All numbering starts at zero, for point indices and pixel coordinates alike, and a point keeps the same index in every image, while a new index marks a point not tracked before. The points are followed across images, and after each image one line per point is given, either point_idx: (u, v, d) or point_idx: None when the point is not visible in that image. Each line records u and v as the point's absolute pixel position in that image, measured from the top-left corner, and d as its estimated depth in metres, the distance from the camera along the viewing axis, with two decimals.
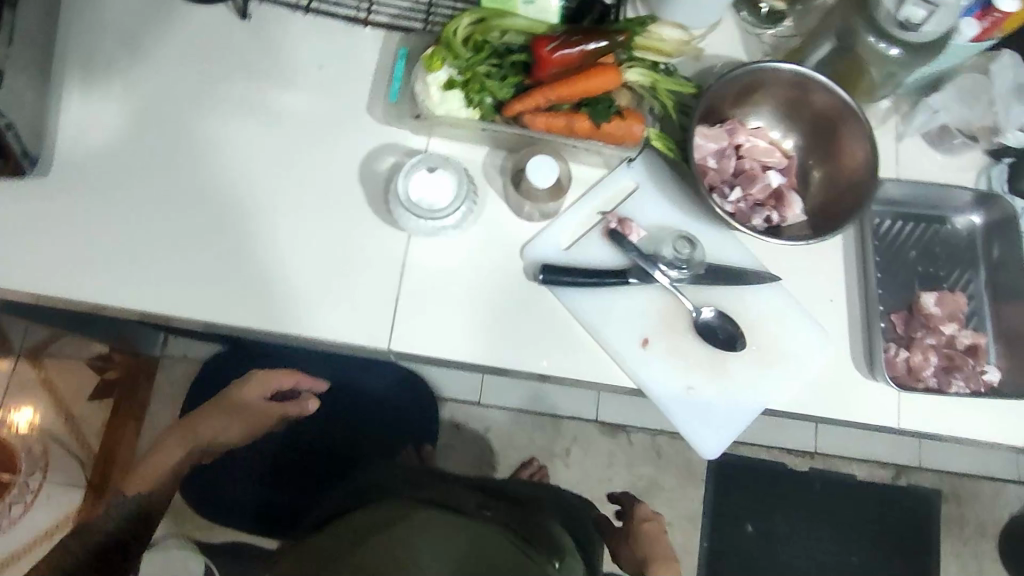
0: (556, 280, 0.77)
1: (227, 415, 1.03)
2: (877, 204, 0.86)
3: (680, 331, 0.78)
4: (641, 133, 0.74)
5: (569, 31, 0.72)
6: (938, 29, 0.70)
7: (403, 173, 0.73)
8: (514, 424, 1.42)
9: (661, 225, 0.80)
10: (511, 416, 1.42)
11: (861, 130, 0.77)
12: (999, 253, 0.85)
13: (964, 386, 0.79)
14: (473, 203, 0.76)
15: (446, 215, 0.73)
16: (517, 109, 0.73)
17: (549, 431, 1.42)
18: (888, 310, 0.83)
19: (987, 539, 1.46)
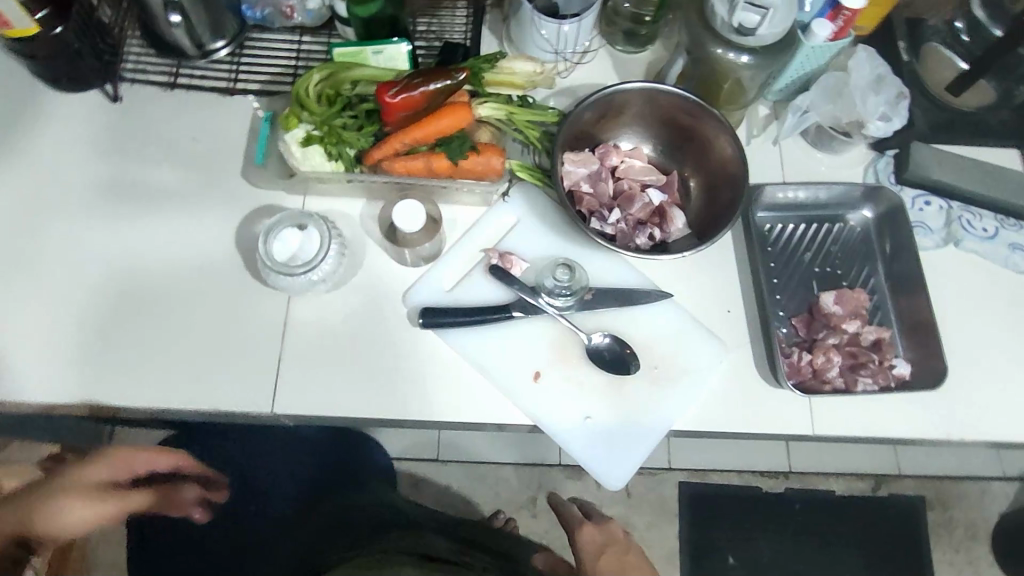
0: (437, 322, 0.75)
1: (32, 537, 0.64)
2: (765, 209, 0.85)
3: (571, 361, 0.76)
4: (501, 165, 0.74)
5: (413, 74, 0.72)
6: (776, 31, 0.70)
7: (266, 233, 0.74)
8: (475, 478, 1.34)
9: (544, 256, 0.79)
10: (473, 467, 1.35)
11: (727, 134, 0.76)
12: (893, 245, 0.83)
13: (872, 383, 0.76)
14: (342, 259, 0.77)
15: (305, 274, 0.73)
16: (376, 157, 0.74)
17: (512, 478, 1.34)
18: (789, 315, 0.81)
19: (980, 542, 1.39)
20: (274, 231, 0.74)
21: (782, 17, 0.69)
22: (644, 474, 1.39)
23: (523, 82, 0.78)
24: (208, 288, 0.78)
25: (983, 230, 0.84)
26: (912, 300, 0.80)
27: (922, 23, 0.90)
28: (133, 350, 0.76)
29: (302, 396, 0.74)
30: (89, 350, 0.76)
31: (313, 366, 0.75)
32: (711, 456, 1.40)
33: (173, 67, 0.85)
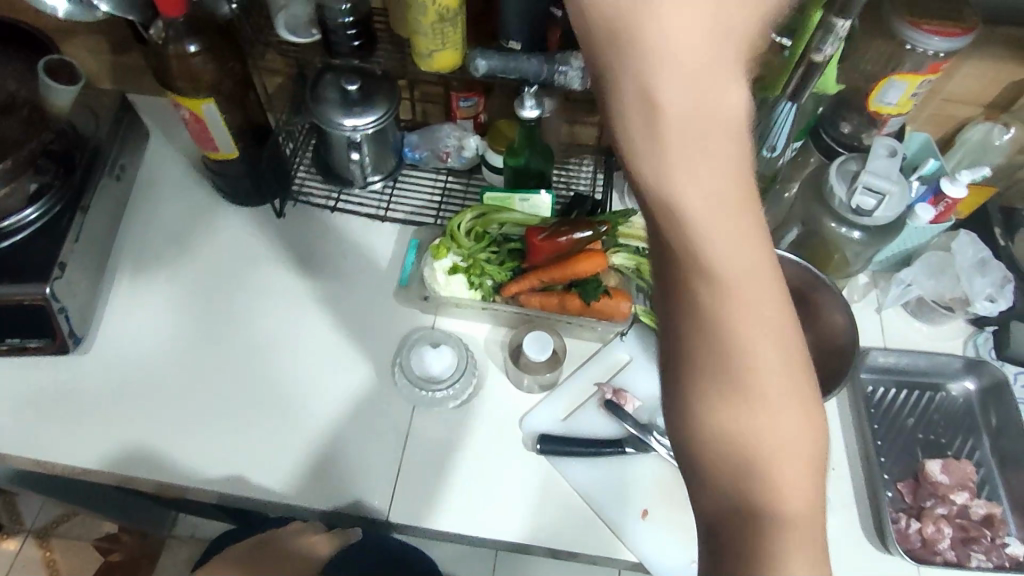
0: (554, 449, 0.79)
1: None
2: (867, 371, 0.88)
3: (678, 502, 0.78)
4: (628, 309, 0.81)
5: (559, 223, 0.81)
6: (888, 215, 0.76)
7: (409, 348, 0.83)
8: None
9: (654, 395, 0.84)
10: None
11: (836, 300, 0.82)
12: (999, 419, 0.85)
13: (985, 560, 0.76)
14: (469, 377, 0.84)
15: (436, 388, 0.81)
16: (514, 289, 0.82)
17: None
18: (894, 479, 0.82)
19: None
20: (415, 346, 0.83)
21: (895, 203, 0.76)
22: None
23: None
24: (339, 394, 0.84)
25: None
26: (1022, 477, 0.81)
27: (1019, 212, 0.95)
28: (267, 441, 0.81)
29: (419, 506, 0.78)
30: (228, 439, 0.82)
31: (431, 478, 0.79)
32: None
33: (333, 194, 0.97)
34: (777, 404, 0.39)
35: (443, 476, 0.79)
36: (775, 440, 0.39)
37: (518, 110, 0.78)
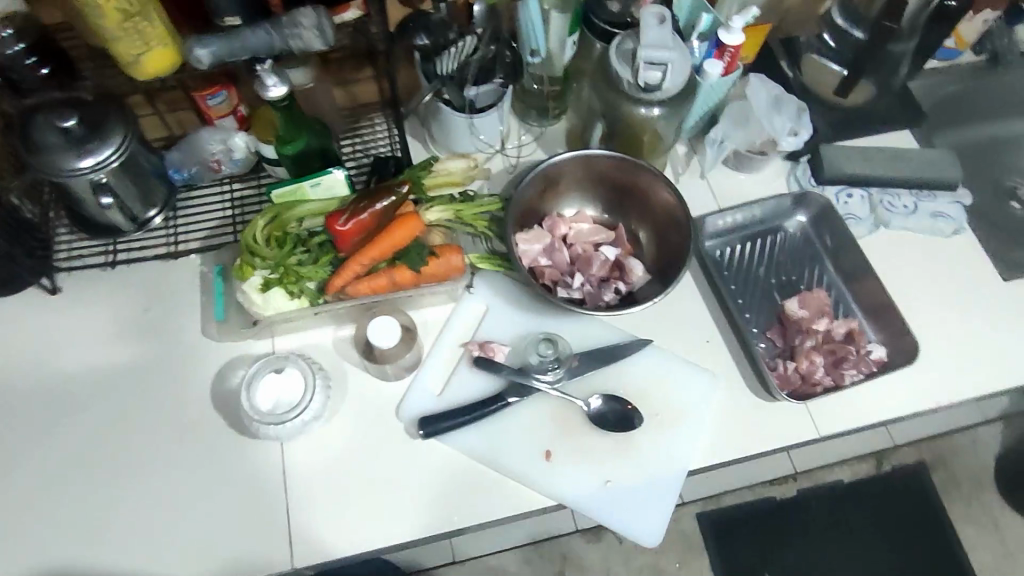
0: (438, 428, 0.74)
1: None
2: (711, 238, 0.89)
3: (576, 431, 0.76)
4: (461, 261, 0.76)
5: (356, 200, 0.74)
6: (677, 84, 0.75)
7: (246, 388, 0.73)
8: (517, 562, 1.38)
9: (520, 336, 0.80)
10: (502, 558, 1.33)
11: (657, 179, 0.80)
12: (833, 239, 0.89)
13: (857, 373, 0.79)
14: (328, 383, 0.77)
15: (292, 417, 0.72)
16: (338, 284, 0.75)
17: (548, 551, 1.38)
18: (763, 330, 0.85)
19: (988, 487, 1.47)
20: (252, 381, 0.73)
21: (678, 72, 0.74)
22: None
23: (459, 179, 0.81)
24: (199, 458, 0.75)
25: (903, 206, 0.91)
26: (867, 282, 0.86)
27: (797, 40, 0.98)
28: (126, 539, 0.71)
29: (320, 540, 0.71)
30: (90, 554, 0.71)
31: (325, 505, 0.73)
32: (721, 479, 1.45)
33: (109, 246, 0.84)
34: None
35: (335, 503, 0.73)
36: None
37: (263, 92, 0.68)
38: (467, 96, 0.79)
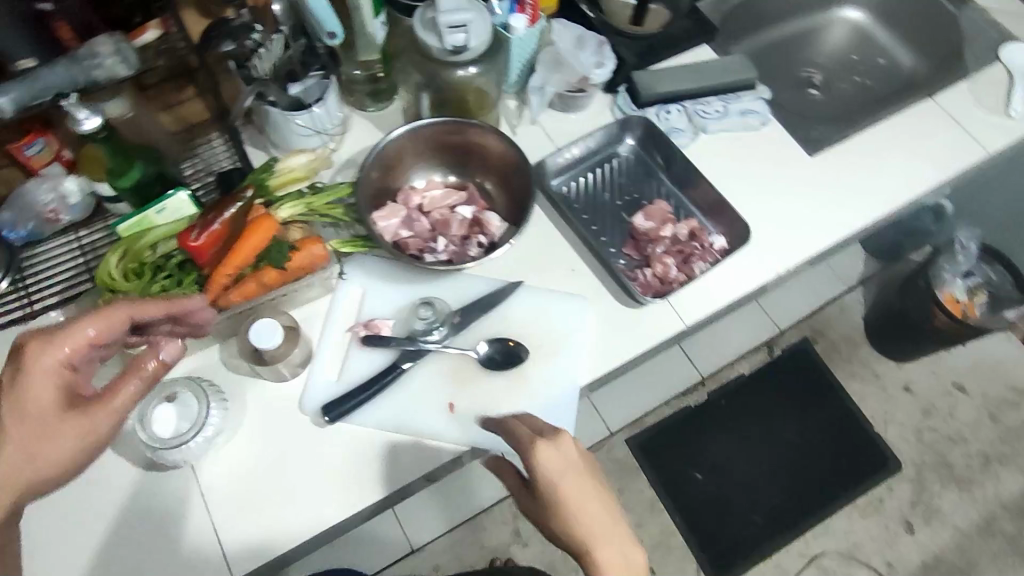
0: (342, 409, 0.77)
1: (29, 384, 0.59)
2: (555, 176, 0.96)
3: (472, 379, 0.81)
4: (324, 250, 0.79)
5: (203, 214, 0.76)
6: (482, 40, 0.80)
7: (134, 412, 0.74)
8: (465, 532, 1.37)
9: (401, 308, 0.85)
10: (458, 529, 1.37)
11: (483, 130, 0.86)
12: (662, 155, 0.98)
13: (705, 263, 0.89)
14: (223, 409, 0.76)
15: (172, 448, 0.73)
16: (209, 299, 0.76)
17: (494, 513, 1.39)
18: (620, 247, 0.94)
19: (862, 343, 1.65)
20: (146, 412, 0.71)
21: (480, 29, 0.80)
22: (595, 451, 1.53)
23: (305, 174, 0.84)
24: (115, 504, 0.74)
25: (716, 111, 1.01)
26: (696, 188, 0.96)
27: None
28: None
29: (253, 546, 0.73)
30: None
31: (250, 513, 0.74)
32: (637, 401, 1.56)
33: None
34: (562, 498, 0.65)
35: (260, 507, 0.74)
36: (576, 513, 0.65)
37: (78, 128, 0.68)
38: (292, 94, 0.82)
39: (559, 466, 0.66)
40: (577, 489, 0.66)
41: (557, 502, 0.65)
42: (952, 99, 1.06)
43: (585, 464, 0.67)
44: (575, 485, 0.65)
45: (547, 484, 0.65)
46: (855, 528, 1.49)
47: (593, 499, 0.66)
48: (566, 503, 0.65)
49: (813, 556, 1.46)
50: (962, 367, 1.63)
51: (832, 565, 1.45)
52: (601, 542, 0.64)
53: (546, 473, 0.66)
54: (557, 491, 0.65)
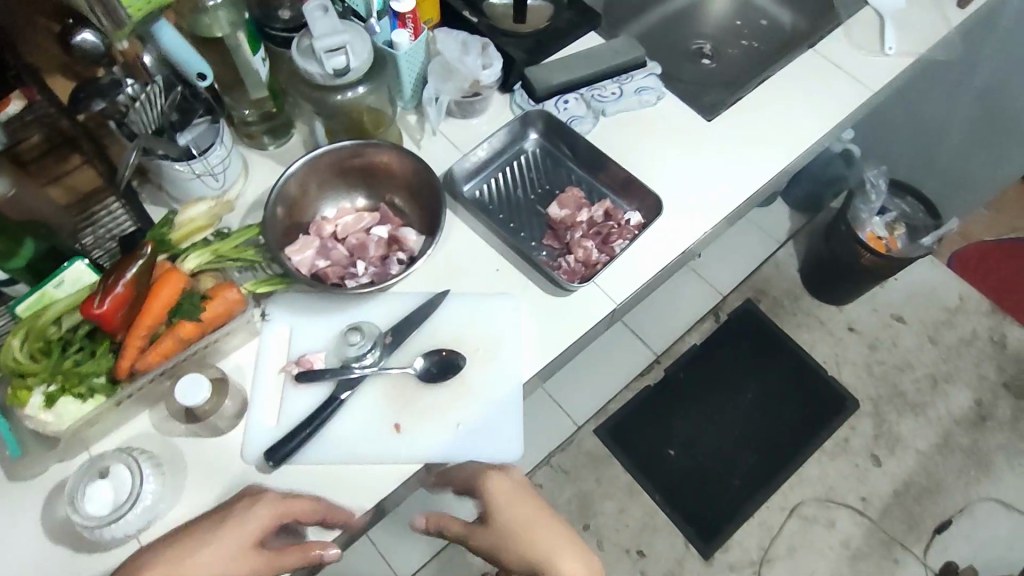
0: (286, 452, 0.75)
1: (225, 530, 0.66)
2: (466, 181, 0.97)
3: (413, 396, 0.81)
4: (239, 294, 0.77)
5: (104, 278, 0.73)
6: (364, 60, 0.80)
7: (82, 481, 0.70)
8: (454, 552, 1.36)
9: (330, 338, 0.83)
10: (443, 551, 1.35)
11: (381, 147, 0.87)
12: (567, 144, 1.00)
13: (624, 240, 0.90)
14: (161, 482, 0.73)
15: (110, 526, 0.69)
16: (126, 365, 0.73)
17: None
18: (541, 240, 0.94)
19: (801, 294, 1.70)
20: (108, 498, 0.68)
21: (360, 49, 0.80)
22: (567, 447, 1.53)
23: (207, 222, 0.83)
24: None
25: (612, 94, 1.03)
26: (605, 171, 0.98)
27: None
28: None
29: None
30: None
31: None
32: (598, 390, 1.57)
33: None
34: (515, 507, 0.75)
35: None
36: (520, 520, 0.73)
37: None
38: (182, 143, 0.81)
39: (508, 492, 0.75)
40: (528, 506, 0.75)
41: (508, 511, 0.74)
42: (831, 47, 1.11)
43: (529, 491, 0.76)
44: (521, 506, 0.74)
45: (495, 510, 0.74)
46: (827, 472, 1.52)
47: (524, 515, 0.74)
48: (514, 515, 0.74)
49: (793, 507, 1.49)
50: (897, 299, 1.69)
51: (812, 512, 1.49)
52: (559, 557, 0.71)
53: (497, 492, 0.75)
54: (506, 504, 0.74)
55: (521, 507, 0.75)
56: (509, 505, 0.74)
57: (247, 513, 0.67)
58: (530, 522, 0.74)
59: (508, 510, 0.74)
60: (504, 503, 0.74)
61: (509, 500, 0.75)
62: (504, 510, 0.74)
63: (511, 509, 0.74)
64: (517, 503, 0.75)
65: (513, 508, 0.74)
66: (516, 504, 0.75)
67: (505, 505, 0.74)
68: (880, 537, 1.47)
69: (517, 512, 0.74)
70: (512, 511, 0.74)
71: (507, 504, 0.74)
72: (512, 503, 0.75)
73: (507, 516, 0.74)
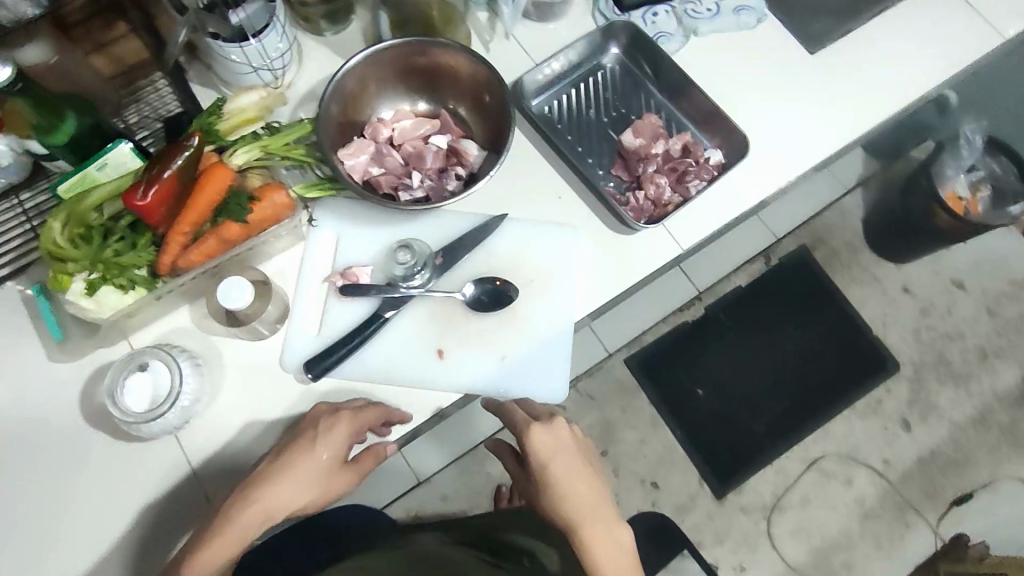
0: (326, 365, 0.73)
1: (304, 459, 0.66)
2: (535, 94, 0.88)
3: (460, 323, 0.77)
4: (287, 197, 0.73)
5: (148, 168, 0.68)
6: None
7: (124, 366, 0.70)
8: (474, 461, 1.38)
9: (378, 252, 0.79)
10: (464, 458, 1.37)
11: (450, 48, 0.78)
12: (651, 64, 0.90)
13: (701, 180, 0.82)
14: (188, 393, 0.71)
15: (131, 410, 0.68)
16: (168, 261, 0.70)
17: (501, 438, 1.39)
18: (609, 170, 0.87)
19: (861, 247, 1.61)
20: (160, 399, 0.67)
21: None
22: (595, 373, 1.52)
23: (256, 113, 0.76)
24: (101, 470, 0.71)
25: (706, 10, 0.91)
26: (687, 100, 0.89)
27: None
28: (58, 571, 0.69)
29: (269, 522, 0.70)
30: None
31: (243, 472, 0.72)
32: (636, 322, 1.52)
33: None
34: (558, 464, 0.71)
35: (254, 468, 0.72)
36: (560, 479, 0.70)
37: None
38: (235, 23, 0.73)
39: (554, 446, 0.71)
40: (571, 465, 0.71)
41: (548, 470, 0.70)
42: None
43: (571, 442, 0.72)
44: (565, 465, 0.71)
45: (538, 463, 0.70)
46: (854, 431, 1.50)
47: (566, 472, 0.70)
48: (557, 474, 0.70)
49: (813, 460, 1.48)
50: (963, 264, 1.59)
51: (831, 467, 1.48)
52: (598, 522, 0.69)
53: (537, 447, 0.71)
54: (547, 462, 0.71)
55: (564, 466, 0.71)
56: (552, 463, 0.71)
57: (326, 433, 0.67)
58: (572, 483, 0.70)
59: (551, 471, 0.70)
60: (547, 462, 0.71)
61: (550, 458, 0.71)
62: (544, 468, 0.71)
63: (552, 466, 0.71)
64: (558, 463, 0.71)
65: (554, 467, 0.71)
66: (562, 461, 0.71)
67: (544, 464, 0.71)
68: (896, 500, 1.46)
69: (560, 470, 0.70)
70: (555, 470, 0.70)
71: (549, 461, 0.71)
72: (552, 464, 0.71)
73: (546, 474, 0.70)
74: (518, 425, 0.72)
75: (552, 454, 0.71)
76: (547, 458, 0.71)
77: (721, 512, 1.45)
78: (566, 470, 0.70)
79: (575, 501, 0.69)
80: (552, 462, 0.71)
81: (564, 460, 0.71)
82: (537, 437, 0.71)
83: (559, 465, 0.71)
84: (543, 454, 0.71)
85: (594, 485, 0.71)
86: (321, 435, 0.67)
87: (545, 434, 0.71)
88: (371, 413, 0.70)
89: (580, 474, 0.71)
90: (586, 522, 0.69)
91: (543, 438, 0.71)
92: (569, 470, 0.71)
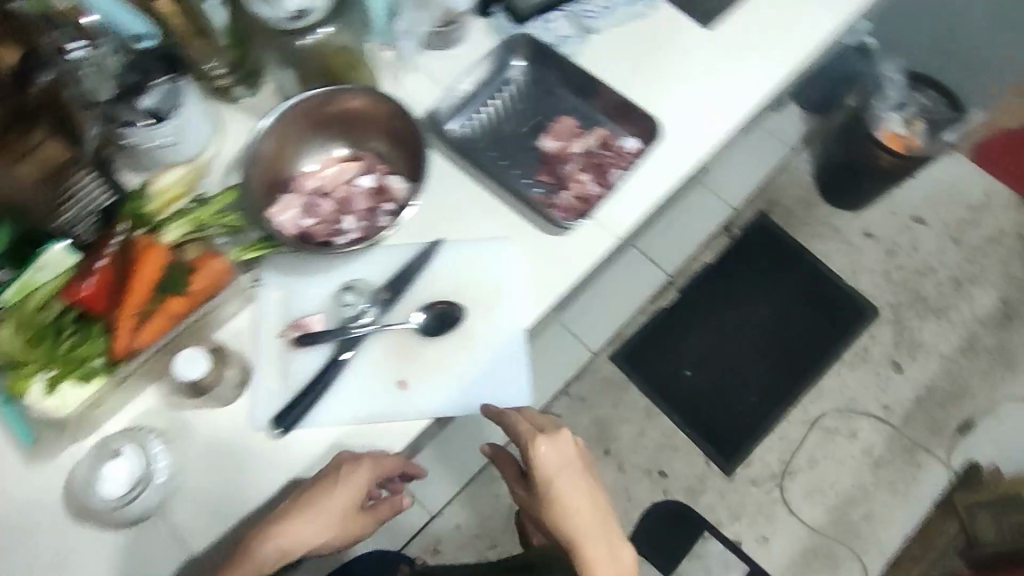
0: (294, 416, 0.76)
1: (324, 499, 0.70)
2: (451, 119, 0.91)
3: (416, 351, 0.79)
4: (224, 262, 0.76)
5: (86, 261, 0.72)
6: None
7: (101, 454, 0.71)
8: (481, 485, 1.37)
9: (326, 298, 0.81)
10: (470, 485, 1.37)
11: (353, 92, 0.83)
12: (557, 69, 0.93)
13: (621, 170, 0.86)
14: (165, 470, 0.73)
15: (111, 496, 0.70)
16: (122, 346, 0.72)
17: None
18: (534, 176, 0.89)
19: (816, 202, 1.63)
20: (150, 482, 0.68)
21: None
22: (583, 376, 1.52)
23: (180, 188, 0.81)
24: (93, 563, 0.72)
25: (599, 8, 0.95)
26: (598, 98, 0.91)
27: None
28: None
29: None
30: None
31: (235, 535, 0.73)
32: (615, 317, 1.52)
33: None
34: (562, 484, 0.73)
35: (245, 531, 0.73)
36: (564, 500, 0.73)
37: None
38: (147, 107, 0.77)
39: (558, 464, 0.73)
40: (576, 488, 0.73)
41: (552, 489, 0.73)
42: None
43: (575, 461, 0.74)
44: (569, 482, 0.73)
45: (543, 478, 0.73)
46: (847, 382, 1.51)
47: (570, 494, 0.73)
48: (559, 493, 0.73)
49: (814, 419, 1.48)
50: (918, 199, 1.62)
51: (833, 423, 1.48)
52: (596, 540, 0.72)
53: (544, 466, 0.73)
54: (551, 480, 0.73)
55: (568, 487, 0.73)
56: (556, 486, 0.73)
57: (346, 478, 0.70)
58: (573, 500, 0.73)
59: (554, 491, 0.73)
60: (552, 483, 0.73)
61: (553, 478, 0.73)
62: (548, 487, 0.73)
63: (558, 489, 0.73)
64: (562, 483, 0.73)
65: (559, 487, 0.73)
66: (566, 483, 0.73)
67: (548, 483, 0.73)
68: (902, 443, 1.47)
69: (565, 492, 0.73)
70: (558, 490, 0.73)
71: (555, 483, 0.73)
72: (557, 483, 0.73)
73: (550, 491, 0.73)
74: (524, 438, 0.74)
75: (557, 475, 0.73)
76: (551, 479, 0.73)
77: (733, 489, 1.45)
78: (574, 490, 0.73)
79: (577, 523, 0.72)
80: (558, 482, 0.73)
81: (568, 482, 0.73)
82: (544, 452, 0.73)
83: (562, 485, 0.73)
84: (550, 475, 0.73)
85: (599, 508, 0.74)
86: (342, 479, 0.70)
87: (554, 451, 0.73)
88: (388, 461, 0.73)
89: (580, 489, 0.73)
90: (587, 538, 0.72)
91: (552, 461, 0.73)
92: (573, 489, 0.73)
